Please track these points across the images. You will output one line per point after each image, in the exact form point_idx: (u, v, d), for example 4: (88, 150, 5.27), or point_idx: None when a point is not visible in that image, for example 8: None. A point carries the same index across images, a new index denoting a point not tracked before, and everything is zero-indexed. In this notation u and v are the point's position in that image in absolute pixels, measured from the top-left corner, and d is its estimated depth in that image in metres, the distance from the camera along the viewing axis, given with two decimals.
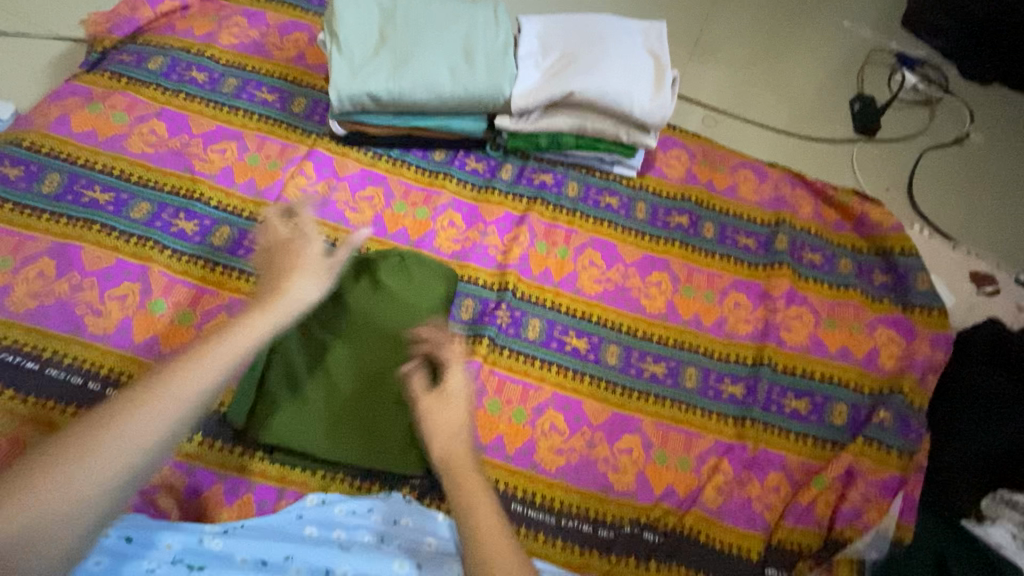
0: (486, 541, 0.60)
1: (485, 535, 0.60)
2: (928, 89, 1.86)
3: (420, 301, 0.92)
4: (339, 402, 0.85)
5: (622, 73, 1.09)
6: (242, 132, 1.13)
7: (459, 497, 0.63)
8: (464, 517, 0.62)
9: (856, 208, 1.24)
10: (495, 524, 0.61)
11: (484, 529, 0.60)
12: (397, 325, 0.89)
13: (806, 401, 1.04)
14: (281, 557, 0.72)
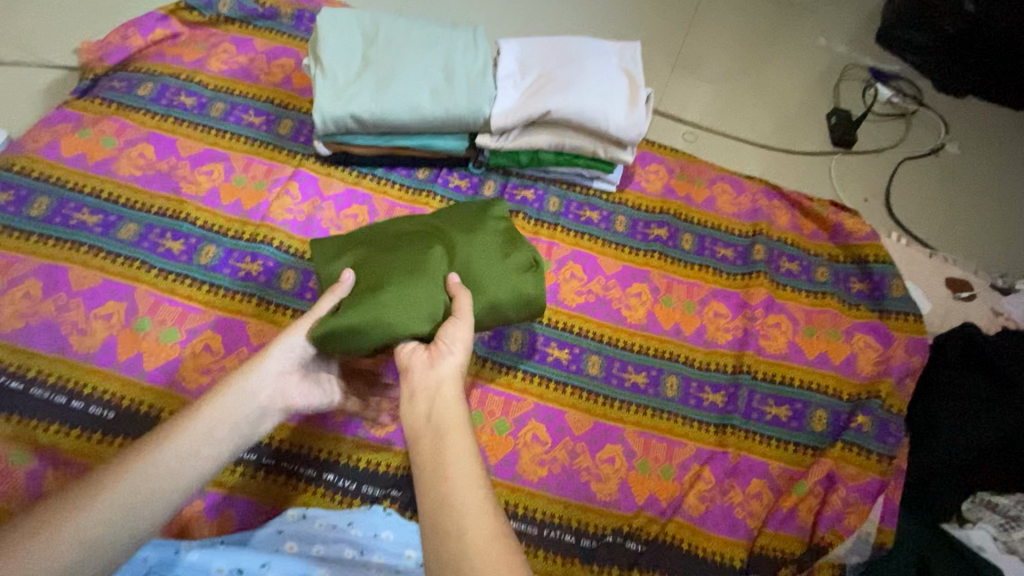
0: (459, 493, 0.60)
1: (461, 493, 0.60)
2: (902, 103, 1.91)
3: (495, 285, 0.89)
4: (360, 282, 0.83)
5: (597, 91, 1.12)
6: (228, 154, 1.16)
7: (445, 448, 0.63)
8: (440, 465, 0.62)
9: (831, 218, 1.27)
10: (475, 485, 0.61)
11: (462, 486, 0.61)
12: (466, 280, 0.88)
13: (786, 408, 1.05)
14: (258, 564, 0.72)
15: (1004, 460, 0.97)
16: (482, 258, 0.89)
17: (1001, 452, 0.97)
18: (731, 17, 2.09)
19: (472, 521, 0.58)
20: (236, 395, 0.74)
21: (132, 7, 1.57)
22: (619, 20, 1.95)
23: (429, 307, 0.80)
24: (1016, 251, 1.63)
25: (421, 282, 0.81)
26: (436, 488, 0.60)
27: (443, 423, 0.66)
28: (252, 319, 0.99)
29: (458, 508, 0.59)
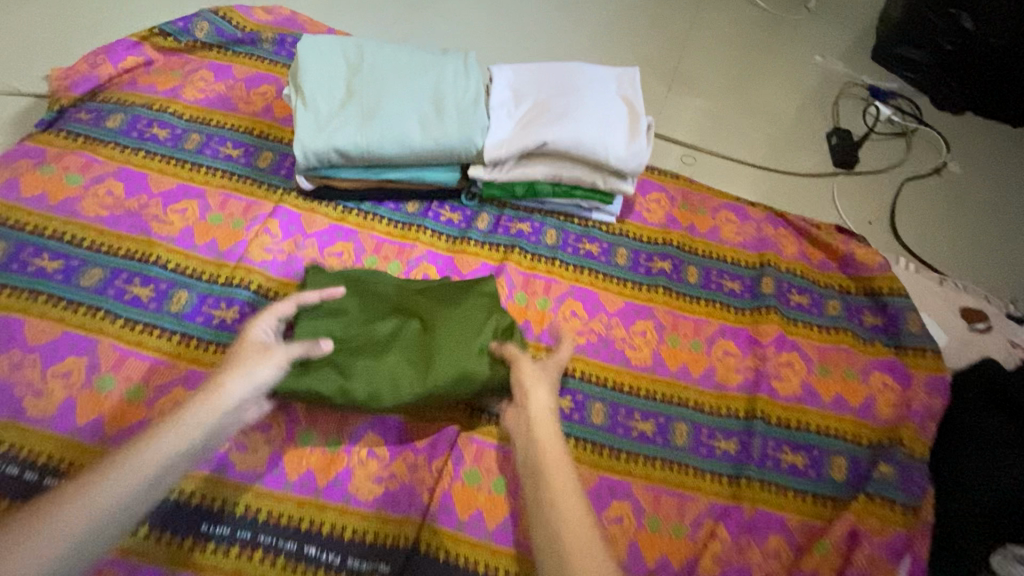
0: (574, 536, 0.67)
1: (571, 531, 0.68)
2: (903, 121, 1.87)
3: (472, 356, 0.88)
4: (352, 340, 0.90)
5: (596, 121, 1.06)
6: (204, 190, 1.09)
7: (553, 493, 0.71)
8: (556, 514, 0.69)
9: (841, 247, 1.21)
10: (581, 523, 0.69)
11: (571, 524, 0.68)
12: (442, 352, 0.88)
13: (802, 455, 0.98)
14: None
15: None
16: (446, 336, 0.89)
17: None
18: (726, 35, 2.06)
19: (585, 560, 0.65)
20: (197, 419, 0.72)
21: (110, 34, 1.50)
22: (613, 40, 1.91)
23: (385, 383, 0.85)
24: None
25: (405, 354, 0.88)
26: (551, 525, 0.69)
27: (545, 464, 0.74)
28: None
29: (571, 547, 0.66)
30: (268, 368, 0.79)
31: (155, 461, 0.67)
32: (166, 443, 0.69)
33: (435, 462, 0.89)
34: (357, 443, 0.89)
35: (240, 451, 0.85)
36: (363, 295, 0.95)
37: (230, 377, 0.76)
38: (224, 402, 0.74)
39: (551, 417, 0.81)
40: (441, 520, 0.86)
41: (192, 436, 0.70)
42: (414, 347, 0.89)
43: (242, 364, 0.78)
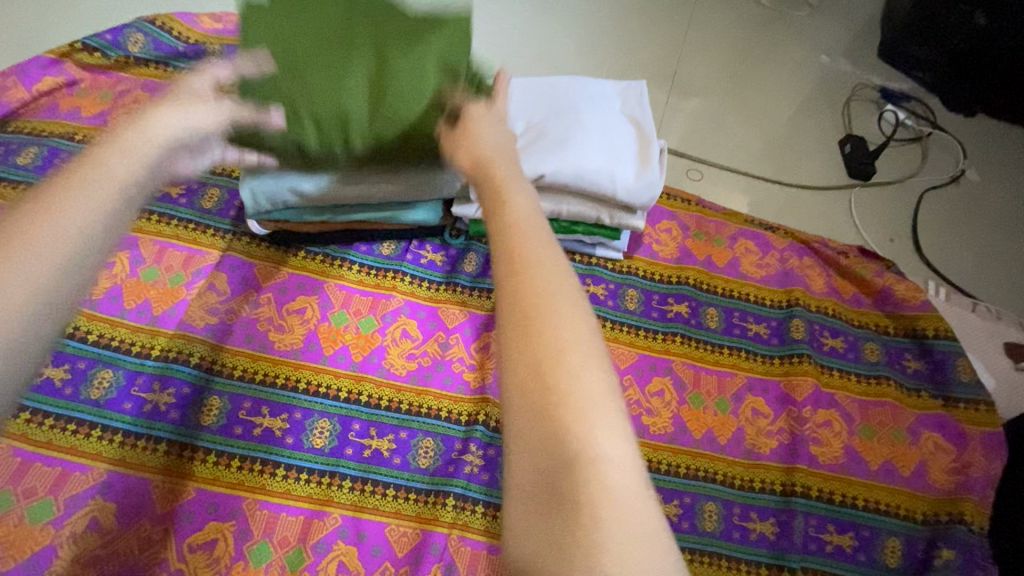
0: (543, 282, 0.44)
1: (581, 392, 0.40)
2: (916, 126, 1.75)
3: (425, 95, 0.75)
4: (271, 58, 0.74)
5: (599, 148, 0.91)
6: (136, 239, 0.92)
7: (519, 226, 0.48)
8: (511, 247, 0.46)
9: (875, 281, 1.08)
10: (595, 368, 0.41)
11: (581, 377, 0.40)
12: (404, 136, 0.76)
13: (850, 537, 0.85)
14: None
15: None
16: (394, 88, 0.75)
17: None
18: (726, 34, 1.91)
19: (589, 390, 0.40)
20: (128, 143, 0.52)
21: (12, 33, 1.26)
22: (606, 44, 1.75)
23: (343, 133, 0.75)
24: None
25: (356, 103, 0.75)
26: (541, 398, 0.40)
27: (538, 270, 0.45)
28: (156, 475, 0.74)
29: (569, 374, 0.40)
30: (212, 118, 0.62)
31: (94, 187, 0.46)
32: (101, 172, 0.47)
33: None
34: (325, 557, 0.74)
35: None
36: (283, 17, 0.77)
37: (161, 109, 0.57)
38: (163, 132, 0.55)
39: (530, 205, 0.52)
40: None
41: (127, 169, 0.49)
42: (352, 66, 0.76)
43: (177, 102, 0.59)
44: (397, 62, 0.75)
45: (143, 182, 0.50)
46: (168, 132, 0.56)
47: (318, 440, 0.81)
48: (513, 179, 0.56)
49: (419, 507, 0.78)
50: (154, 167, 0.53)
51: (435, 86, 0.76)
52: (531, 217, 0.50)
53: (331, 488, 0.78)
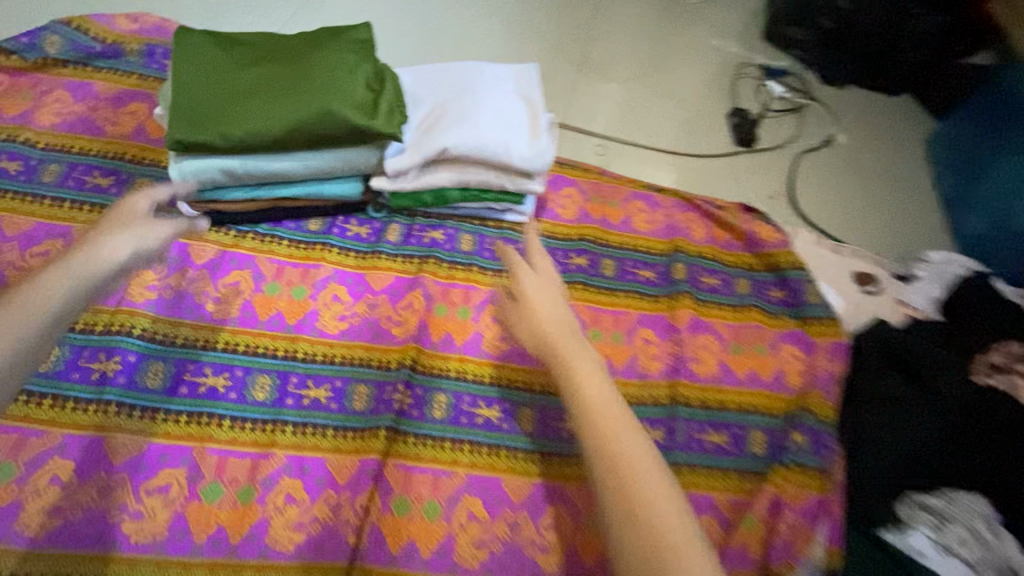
0: (640, 518, 0.77)
1: (661, 533, 0.76)
2: (794, 98, 1.98)
3: (330, 91, 0.95)
4: (209, 78, 0.95)
5: (495, 123, 1.04)
6: (70, 228, 0.98)
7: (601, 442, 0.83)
8: (618, 492, 0.79)
9: (743, 227, 1.27)
10: (654, 472, 0.82)
11: (660, 530, 0.77)
12: (311, 122, 0.94)
13: (724, 433, 1.02)
14: None
15: (938, 457, 0.98)
16: (307, 86, 0.95)
17: (930, 450, 0.99)
18: (628, 21, 2.09)
19: (655, 513, 0.78)
20: (78, 269, 0.69)
21: None
22: (517, 34, 1.90)
23: (263, 125, 0.93)
24: (907, 234, 1.73)
25: (276, 102, 0.94)
26: (629, 495, 0.79)
27: (625, 462, 0.79)
28: (110, 433, 0.82)
29: (671, 546, 0.75)
30: (158, 235, 0.78)
31: (27, 316, 0.62)
32: (30, 300, 0.63)
33: (360, 498, 0.85)
34: (272, 490, 0.83)
35: (135, 520, 0.77)
36: (218, 49, 0.98)
37: (116, 235, 0.74)
38: (111, 256, 0.72)
39: (577, 345, 1.09)
40: (371, 558, 0.81)
41: (71, 294, 0.67)
42: (275, 78, 0.96)
43: (134, 226, 0.77)
44: (310, 72, 0.96)
45: (68, 300, 0.66)
46: (123, 255, 0.74)
47: (259, 393, 0.90)
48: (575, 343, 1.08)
49: (356, 442, 0.90)
50: (103, 281, 0.71)
51: (339, 86, 0.95)
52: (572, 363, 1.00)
53: (275, 432, 0.88)
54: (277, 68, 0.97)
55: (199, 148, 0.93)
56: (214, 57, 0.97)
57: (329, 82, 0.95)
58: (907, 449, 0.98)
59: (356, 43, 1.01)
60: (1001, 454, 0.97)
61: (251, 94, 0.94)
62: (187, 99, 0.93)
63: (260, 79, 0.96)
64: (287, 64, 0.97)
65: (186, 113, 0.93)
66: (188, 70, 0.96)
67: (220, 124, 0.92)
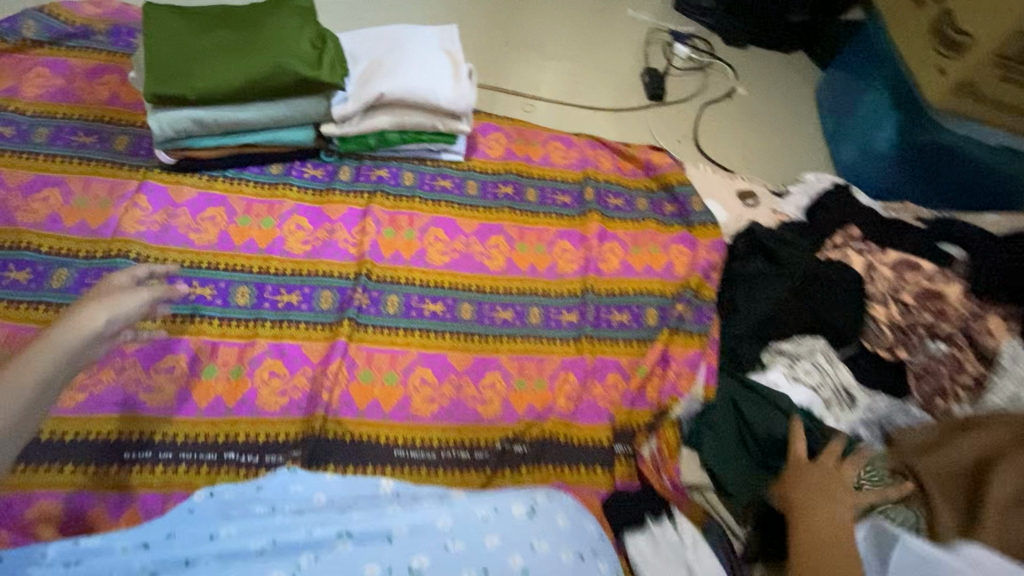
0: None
1: None
2: (699, 58, 2.25)
3: (281, 49, 1.15)
4: (176, 43, 1.14)
5: (421, 72, 1.25)
6: (63, 178, 1.15)
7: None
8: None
9: (642, 156, 1.52)
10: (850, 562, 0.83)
11: None
12: (266, 74, 1.14)
13: (626, 313, 1.27)
14: (163, 535, 0.78)
15: (785, 314, 1.22)
16: (260, 47, 1.15)
17: (780, 310, 1.23)
18: None
19: None
20: (56, 344, 0.77)
21: None
22: (449, 11, 2.10)
23: (225, 78, 1.13)
24: (802, 160, 1.97)
25: (236, 60, 1.14)
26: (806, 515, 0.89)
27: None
28: None
29: None
30: (132, 304, 0.85)
31: (19, 390, 0.71)
32: (18, 374, 0.72)
33: (331, 367, 1.05)
34: (258, 368, 1.03)
35: (148, 392, 0.96)
36: (181, 20, 1.17)
37: (91, 308, 0.82)
38: (86, 328, 0.80)
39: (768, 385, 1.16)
40: (342, 412, 1.02)
41: (55, 366, 0.75)
42: (233, 42, 1.16)
43: (108, 299, 0.84)
44: (262, 35, 1.16)
45: (52, 371, 0.75)
46: (98, 325, 0.81)
47: (241, 299, 1.10)
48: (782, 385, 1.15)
49: (325, 331, 1.10)
50: (82, 350, 0.79)
51: (287, 45, 1.16)
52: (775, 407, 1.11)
53: (256, 327, 1.07)
54: (234, 33, 1.17)
55: (173, 100, 1.12)
56: (179, 24, 1.16)
57: (279, 42, 1.16)
58: (759, 312, 1.24)
59: (297, 9, 1.22)
60: (836, 301, 1.20)
61: (214, 55, 1.14)
62: (159, 58, 1.12)
63: (220, 43, 1.16)
64: (242, 28, 1.17)
65: (160, 72, 1.12)
66: (157, 37, 1.14)
67: (189, 79, 1.12)
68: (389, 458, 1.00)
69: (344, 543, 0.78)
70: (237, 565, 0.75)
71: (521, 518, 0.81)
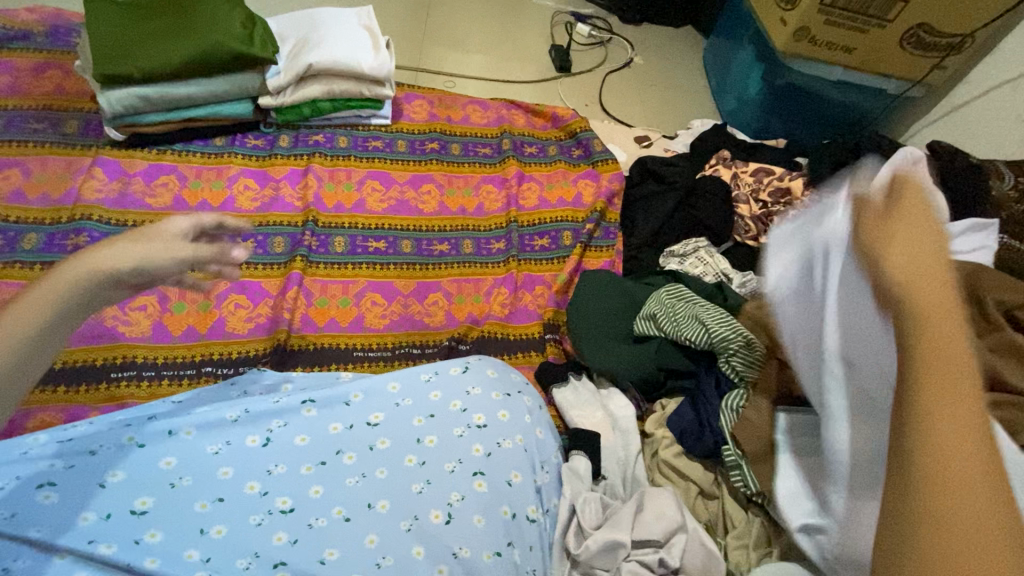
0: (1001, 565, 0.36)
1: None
2: (599, 34, 2.48)
3: (217, 31, 1.32)
4: (120, 32, 1.30)
5: (345, 44, 1.43)
6: (20, 158, 1.26)
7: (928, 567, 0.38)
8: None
9: (549, 111, 1.75)
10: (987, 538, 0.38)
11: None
12: (203, 52, 1.30)
13: (547, 238, 1.47)
14: (146, 418, 0.90)
15: (672, 221, 1.48)
16: (198, 30, 1.32)
17: (669, 219, 1.48)
18: None
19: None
20: (58, 285, 0.67)
21: None
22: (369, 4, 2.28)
23: (167, 58, 1.28)
24: (693, 113, 2.27)
25: (176, 41, 1.30)
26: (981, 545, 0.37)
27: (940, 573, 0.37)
28: None
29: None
30: (164, 262, 0.72)
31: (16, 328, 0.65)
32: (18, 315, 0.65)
33: (289, 295, 1.20)
34: (224, 301, 1.17)
35: (126, 324, 1.09)
36: (123, 12, 1.32)
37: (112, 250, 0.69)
38: (99, 271, 0.68)
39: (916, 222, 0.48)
40: (304, 328, 1.19)
41: (64, 307, 0.67)
42: (173, 28, 1.32)
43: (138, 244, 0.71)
44: (198, 21, 1.33)
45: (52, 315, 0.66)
46: (111, 271, 0.69)
47: None
48: (927, 237, 0.47)
49: (282, 269, 1.25)
50: (85, 296, 0.69)
51: (220, 27, 1.33)
52: (938, 284, 0.46)
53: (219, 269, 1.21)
54: (172, 20, 1.33)
55: (119, 79, 1.27)
56: (118, 16, 1.31)
57: (213, 25, 1.33)
58: (654, 221, 1.48)
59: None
60: (713, 206, 1.45)
61: (156, 40, 1.30)
62: (99, 42, 1.26)
63: (161, 30, 1.31)
64: (177, 17, 1.33)
65: (107, 55, 1.27)
66: (100, 27, 1.29)
67: (134, 61, 1.27)
68: (350, 357, 1.18)
69: (309, 407, 0.92)
70: (214, 433, 0.87)
71: (457, 374, 0.99)
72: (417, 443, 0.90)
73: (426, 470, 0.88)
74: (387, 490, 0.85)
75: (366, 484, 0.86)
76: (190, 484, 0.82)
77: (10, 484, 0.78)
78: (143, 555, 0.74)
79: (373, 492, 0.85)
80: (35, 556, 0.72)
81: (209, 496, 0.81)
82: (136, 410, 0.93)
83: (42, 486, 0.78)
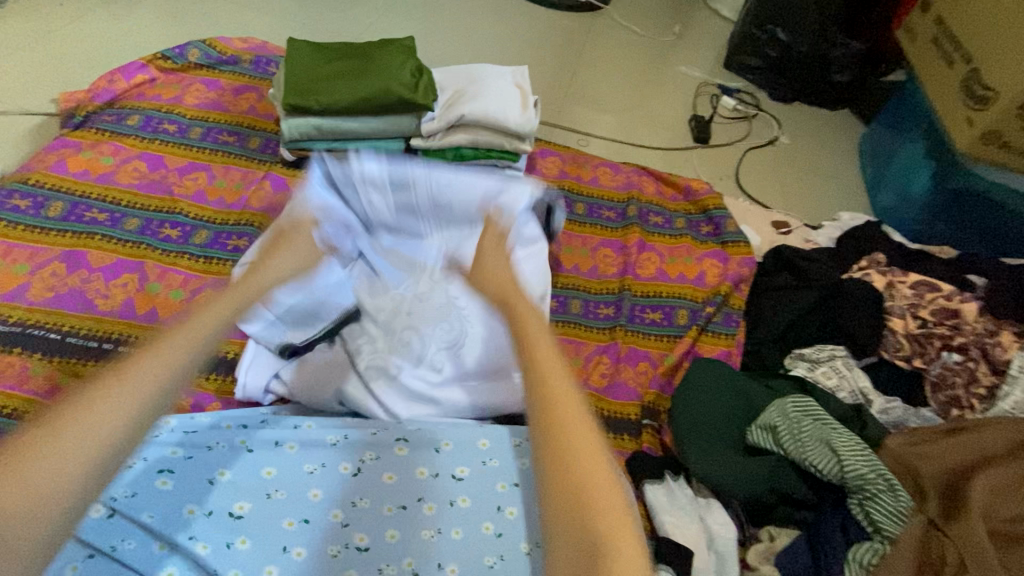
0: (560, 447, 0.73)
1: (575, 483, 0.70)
2: (744, 109, 2.29)
3: (389, 77, 1.46)
4: (312, 72, 1.47)
5: (495, 98, 1.51)
6: (210, 165, 1.46)
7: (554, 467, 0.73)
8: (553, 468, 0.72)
9: (681, 182, 1.67)
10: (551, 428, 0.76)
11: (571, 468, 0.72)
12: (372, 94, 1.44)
13: (659, 312, 1.39)
14: (258, 421, 0.95)
15: (808, 324, 1.33)
16: (374, 74, 1.46)
17: (803, 320, 1.34)
18: (614, 45, 2.47)
19: (568, 464, 0.72)
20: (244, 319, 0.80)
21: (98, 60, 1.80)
22: (518, 49, 2.30)
23: (343, 96, 1.43)
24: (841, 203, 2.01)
25: (355, 82, 1.45)
26: (560, 438, 0.73)
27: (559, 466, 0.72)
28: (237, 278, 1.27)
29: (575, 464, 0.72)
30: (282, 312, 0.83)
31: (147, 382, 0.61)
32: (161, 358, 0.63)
33: None
34: None
35: None
36: (316, 54, 1.50)
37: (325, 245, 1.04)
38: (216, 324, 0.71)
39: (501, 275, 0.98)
40: None
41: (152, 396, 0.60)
42: (354, 72, 1.47)
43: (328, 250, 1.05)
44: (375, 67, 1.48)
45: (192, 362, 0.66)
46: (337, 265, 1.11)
47: None
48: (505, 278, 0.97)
49: None
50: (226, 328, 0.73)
51: (391, 74, 1.46)
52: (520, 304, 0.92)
53: None
54: (355, 65, 1.49)
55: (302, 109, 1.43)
56: (311, 57, 1.49)
57: (385, 72, 1.47)
58: (786, 319, 1.34)
59: (405, 49, 1.54)
60: (855, 312, 1.31)
61: (336, 80, 1.46)
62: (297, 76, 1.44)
63: (344, 73, 1.48)
64: (361, 63, 1.49)
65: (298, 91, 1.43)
66: (296, 65, 1.47)
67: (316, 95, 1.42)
68: None
69: (401, 446, 0.92)
70: (313, 452, 0.90)
71: None
72: (497, 511, 0.87)
73: (500, 544, 0.84)
74: (457, 553, 0.82)
75: (439, 542, 0.83)
76: (283, 498, 0.85)
77: (137, 464, 0.85)
78: (228, 564, 0.78)
79: (445, 552, 0.82)
80: (142, 540, 0.79)
81: (296, 515, 0.83)
82: (247, 415, 0.99)
83: (163, 472, 0.84)
